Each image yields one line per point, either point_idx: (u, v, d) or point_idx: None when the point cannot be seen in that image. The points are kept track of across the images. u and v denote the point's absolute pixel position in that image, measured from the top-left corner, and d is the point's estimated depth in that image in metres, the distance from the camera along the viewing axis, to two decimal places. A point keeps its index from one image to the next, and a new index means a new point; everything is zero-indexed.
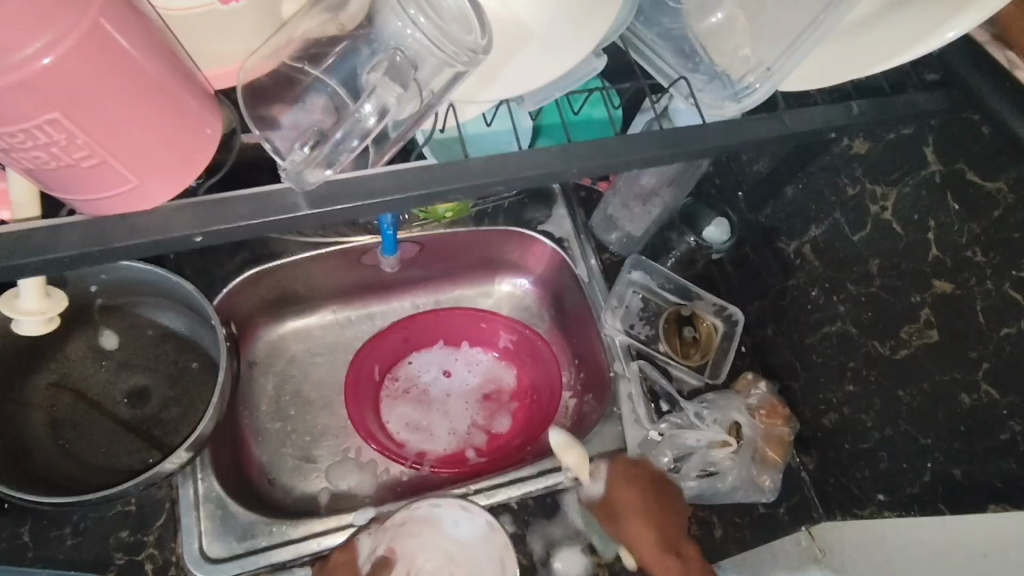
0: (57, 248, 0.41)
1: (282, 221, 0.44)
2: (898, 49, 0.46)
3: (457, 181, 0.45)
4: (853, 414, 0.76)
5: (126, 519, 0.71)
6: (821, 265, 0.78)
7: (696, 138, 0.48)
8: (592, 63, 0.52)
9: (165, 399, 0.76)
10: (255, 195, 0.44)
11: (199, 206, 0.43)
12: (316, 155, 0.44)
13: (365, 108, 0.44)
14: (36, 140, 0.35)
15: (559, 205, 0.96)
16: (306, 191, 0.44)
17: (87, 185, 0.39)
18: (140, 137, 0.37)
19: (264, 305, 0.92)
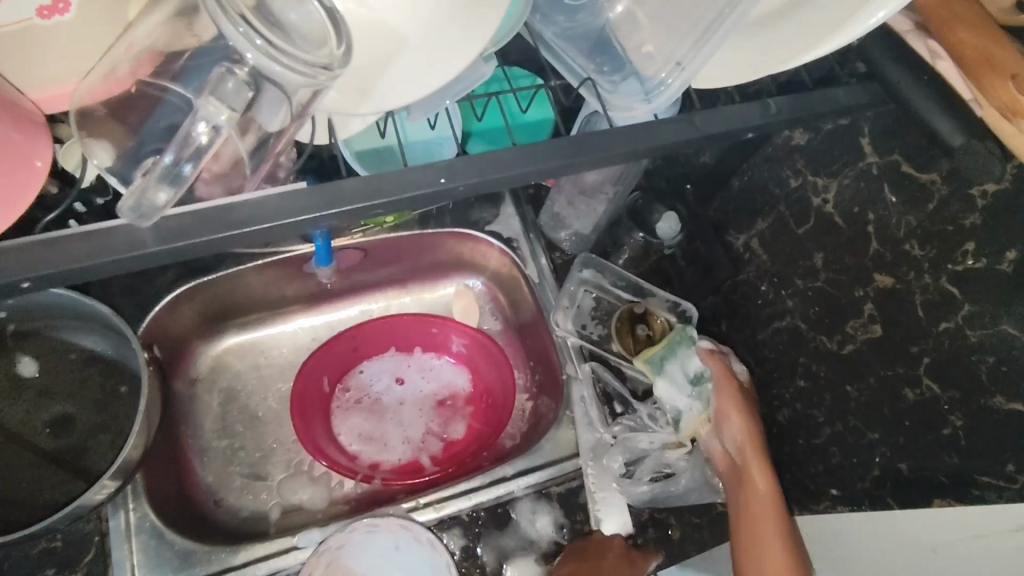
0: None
1: (134, 258, 0.44)
2: (808, 44, 0.44)
3: (363, 202, 0.45)
4: (805, 410, 0.75)
5: (50, 556, 0.67)
6: (769, 258, 0.76)
7: (601, 145, 0.47)
8: (480, 68, 0.51)
9: (90, 426, 0.72)
10: (90, 232, 0.44)
11: (31, 248, 0.43)
12: (150, 181, 0.44)
13: (200, 127, 0.45)
14: None
15: (507, 203, 0.94)
16: (153, 222, 0.44)
17: None
18: None
19: (203, 320, 0.89)
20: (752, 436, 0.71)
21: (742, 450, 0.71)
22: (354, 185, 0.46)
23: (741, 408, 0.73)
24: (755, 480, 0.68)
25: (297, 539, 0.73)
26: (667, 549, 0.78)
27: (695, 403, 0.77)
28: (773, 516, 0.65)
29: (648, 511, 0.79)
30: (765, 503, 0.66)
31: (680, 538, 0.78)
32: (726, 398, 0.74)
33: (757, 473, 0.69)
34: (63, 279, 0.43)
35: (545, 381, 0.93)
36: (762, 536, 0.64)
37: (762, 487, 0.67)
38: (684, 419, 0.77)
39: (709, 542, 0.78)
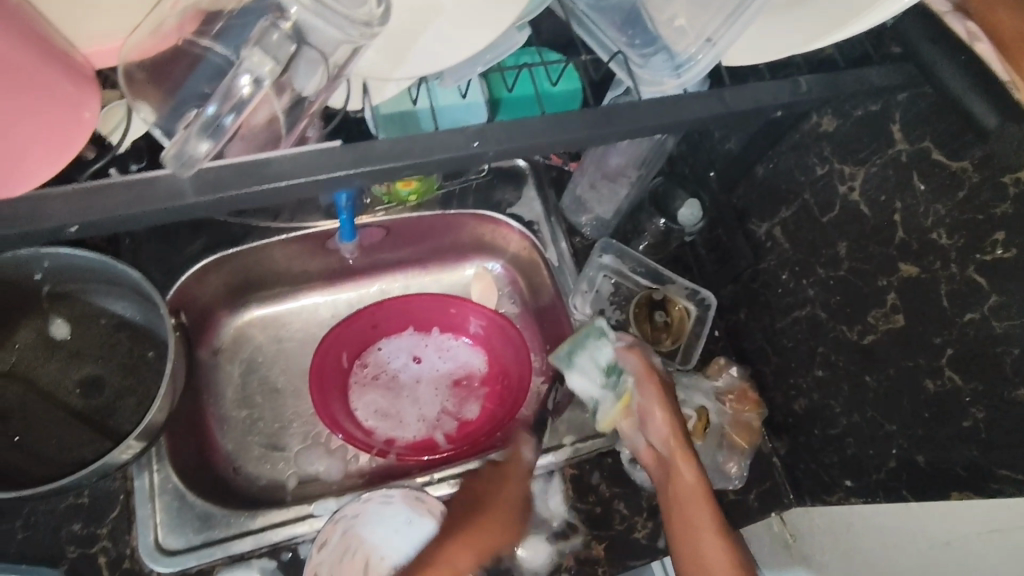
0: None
1: (168, 209, 0.44)
2: (845, 21, 0.46)
3: (409, 158, 0.46)
4: (822, 399, 0.75)
5: (77, 512, 0.70)
6: (791, 247, 0.76)
7: (628, 117, 0.47)
8: (512, 36, 0.55)
9: (118, 389, 0.74)
10: (134, 182, 0.44)
11: (74, 195, 0.43)
12: (193, 132, 0.44)
13: (241, 80, 0.44)
14: None
15: (529, 186, 0.94)
16: (195, 177, 0.44)
17: None
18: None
19: (228, 292, 0.91)
20: (675, 429, 0.67)
21: (667, 445, 0.67)
22: (383, 145, 0.46)
23: (663, 401, 0.69)
24: (680, 475, 0.65)
25: (314, 508, 0.75)
26: None
27: (609, 395, 0.74)
28: (706, 509, 0.62)
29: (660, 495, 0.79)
30: (696, 498, 0.63)
31: None
32: (649, 395, 0.70)
33: (682, 467, 0.65)
34: (103, 229, 0.44)
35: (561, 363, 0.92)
36: (698, 532, 0.61)
37: (691, 481, 0.64)
38: (601, 410, 0.75)
39: None
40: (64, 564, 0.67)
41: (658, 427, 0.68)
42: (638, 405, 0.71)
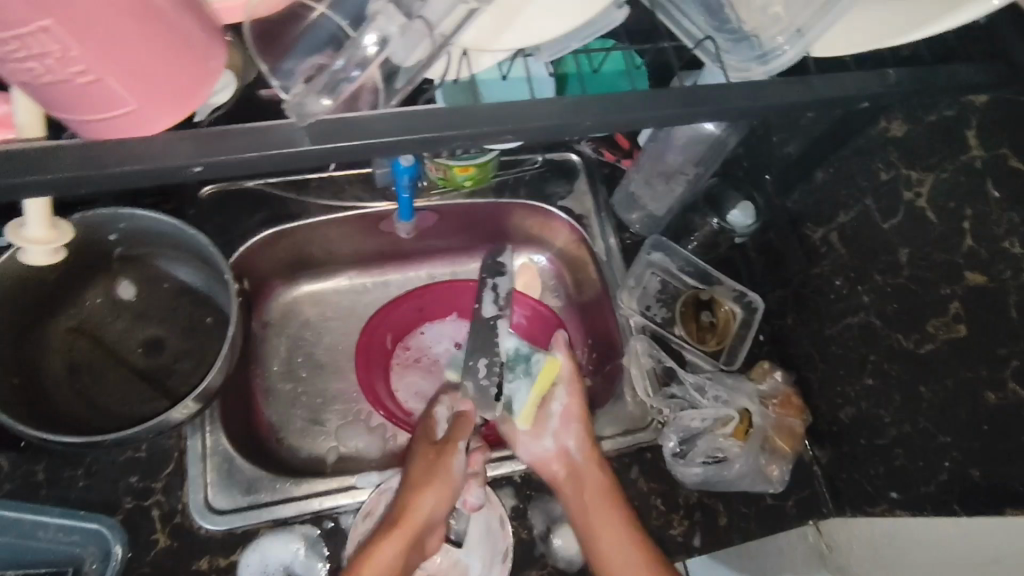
0: (53, 169, 0.37)
1: (283, 156, 0.40)
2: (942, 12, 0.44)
3: (498, 123, 0.41)
4: (871, 409, 0.74)
5: (134, 465, 0.72)
6: (848, 252, 0.75)
7: (719, 98, 0.44)
8: (612, 14, 0.48)
9: (178, 351, 0.78)
10: (254, 128, 0.40)
11: (201, 135, 0.39)
12: (316, 85, 0.41)
13: (366, 39, 0.42)
14: (30, 51, 0.31)
15: (581, 180, 0.95)
16: (309, 124, 0.40)
17: (84, 106, 0.35)
18: (137, 54, 0.33)
19: (281, 267, 0.93)
20: (590, 439, 0.76)
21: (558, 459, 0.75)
22: (450, 113, 0.41)
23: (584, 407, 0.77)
24: (587, 479, 0.73)
25: (357, 480, 0.76)
26: (713, 534, 0.78)
27: (521, 382, 0.78)
28: (609, 508, 0.71)
29: (698, 494, 0.79)
30: (608, 502, 0.71)
31: (727, 525, 0.78)
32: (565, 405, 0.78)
33: (595, 474, 0.73)
34: (225, 173, 0.40)
35: (602, 358, 0.93)
36: (597, 528, 0.70)
37: (599, 487, 0.73)
38: (516, 403, 0.78)
39: (754, 533, 0.79)
40: (120, 513, 0.70)
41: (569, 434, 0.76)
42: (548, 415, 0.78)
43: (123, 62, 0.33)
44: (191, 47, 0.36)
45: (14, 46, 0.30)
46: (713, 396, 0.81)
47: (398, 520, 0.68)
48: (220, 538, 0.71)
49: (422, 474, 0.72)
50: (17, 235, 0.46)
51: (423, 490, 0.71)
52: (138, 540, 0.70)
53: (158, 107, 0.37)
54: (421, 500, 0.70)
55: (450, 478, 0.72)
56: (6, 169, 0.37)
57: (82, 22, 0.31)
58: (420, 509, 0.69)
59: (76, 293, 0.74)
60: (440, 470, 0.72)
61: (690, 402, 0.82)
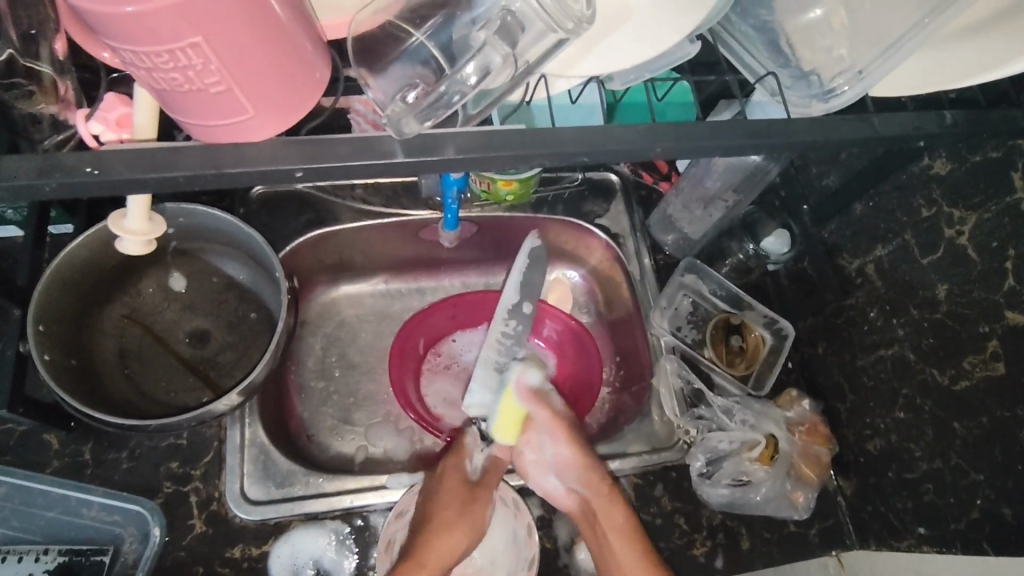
0: (174, 168, 0.40)
1: (379, 167, 0.42)
2: (989, 64, 0.46)
3: (547, 146, 0.43)
4: (900, 442, 0.74)
5: (175, 452, 0.75)
6: (883, 285, 0.76)
7: (781, 131, 0.46)
8: (685, 48, 0.50)
9: (223, 344, 0.80)
10: (355, 138, 0.42)
11: (305, 142, 0.42)
12: (415, 108, 0.43)
13: (468, 67, 0.43)
14: (177, 62, 0.34)
15: (618, 200, 0.96)
16: (402, 138, 0.42)
17: (207, 112, 0.38)
18: (260, 68, 0.36)
19: (322, 268, 0.95)
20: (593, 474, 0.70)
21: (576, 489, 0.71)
22: (529, 133, 0.43)
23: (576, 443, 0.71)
24: (606, 515, 0.69)
25: (387, 480, 0.77)
26: (734, 557, 0.78)
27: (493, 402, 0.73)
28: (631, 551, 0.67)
29: (722, 516, 0.80)
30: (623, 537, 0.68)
31: (749, 549, 0.79)
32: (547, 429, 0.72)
33: (610, 509, 0.69)
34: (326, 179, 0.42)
35: (630, 375, 0.93)
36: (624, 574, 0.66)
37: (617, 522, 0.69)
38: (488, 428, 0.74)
39: (775, 559, 0.79)
40: (160, 497, 0.73)
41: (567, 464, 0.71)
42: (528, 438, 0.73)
43: (247, 73, 0.36)
44: (304, 58, 0.39)
45: (163, 58, 0.34)
46: (740, 419, 0.82)
47: (421, 560, 0.65)
48: (254, 527, 0.73)
49: (451, 516, 0.69)
50: (118, 225, 0.50)
51: (450, 534, 0.68)
52: (176, 525, 0.72)
53: (271, 115, 0.39)
54: (445, 542, 0.67)
55: (476, 527, 0.70)
56: (131, 164, 0.40)
57: (222, 38, 0.34)
58: (446, 553, 0.67)
59: (132, 283, 0.78)
60: (467, 518, 0.70)
61: (717, 424, 0.83)
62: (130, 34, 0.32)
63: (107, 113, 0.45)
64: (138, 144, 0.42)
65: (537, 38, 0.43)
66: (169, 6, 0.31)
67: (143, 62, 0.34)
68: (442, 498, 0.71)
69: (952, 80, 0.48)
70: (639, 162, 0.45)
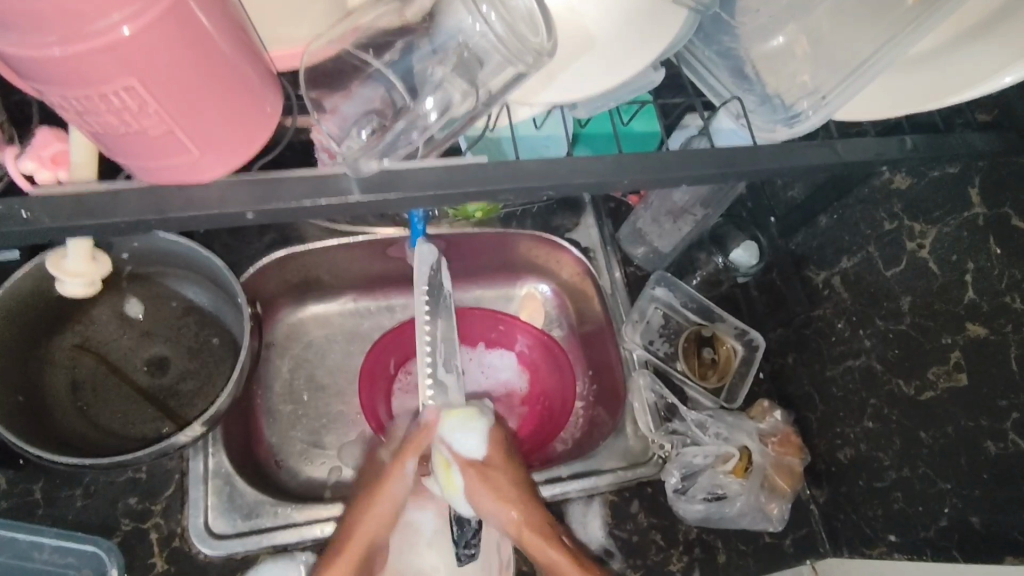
0: (116, 213, 0.39)
1: (336, 205, 0.41)
2: (943, 91, 0.47)
3: (513, 179, 0.42)
4: (869, 451, 0.75)
5: (134, 487, 0.72)
6: (849, 297, 0.77)
7: (748, 156, 0.46)
8: (649, 75, 0.49)
9: (183, 371, 0.77)
10: (311, 174, 0.41)
11: (257, 181, 0.40)
12: (374, 147, 0.42)
13: (428, 103, 0.44)
14: (110, 106, 0.32)
15: (588, 214, 0.96)
16: (359, 175, 0.41)
17: (149, 154, 0.36)
18: (201, 110, 0.35)
19: (287, 288, 0.93)
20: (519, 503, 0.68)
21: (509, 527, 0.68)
22: (493, 166, 0.42)
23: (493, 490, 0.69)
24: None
25: None
26: (711, 570, 0.78)
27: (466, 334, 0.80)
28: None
29: (698, 531, 0.80)
30: None
31: (725, 563, 0.78)
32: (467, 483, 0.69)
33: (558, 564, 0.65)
34: (282, 219, 0.41)
35: (603, 391, 0.93)
36: None
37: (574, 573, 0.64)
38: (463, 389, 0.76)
39: (751, 571, 0.79)
40: (118, 535, 0.69)
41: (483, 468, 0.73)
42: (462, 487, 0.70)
43: (190, 113, 0.34)
44: (251, 95, 0.37)
45: (95, 101, 0.32)
46: (715, 434, 0.82)
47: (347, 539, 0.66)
48: (219, 563, 0.70)
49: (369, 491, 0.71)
50: (60, 265, 0.49)
51: (371, 507, 0.69)
52: (135, 564, 0.69)
53: (220, 153, 0.38)
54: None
55: (395, 513, 0.69)
56: (66, 211, 0.38)
57: (160, 78, 0.32)
58: (366, 526, 0.67)
59: (83, 311, 0.74)
60: (359, 548, 0.66)
61: (691, 439, 0.83)
62: (59, 75, 0.31)
63: (41, 150, 0.42)
64: (79, 185, 0.40)
65: (498, 70, 0.42)
66: (91, 50, 0.30)
67: (75, 104, 0.33)
68: (364, 514, 0.69)
69: (908, 105, 0.49)
70: (608, 191, 0.44)
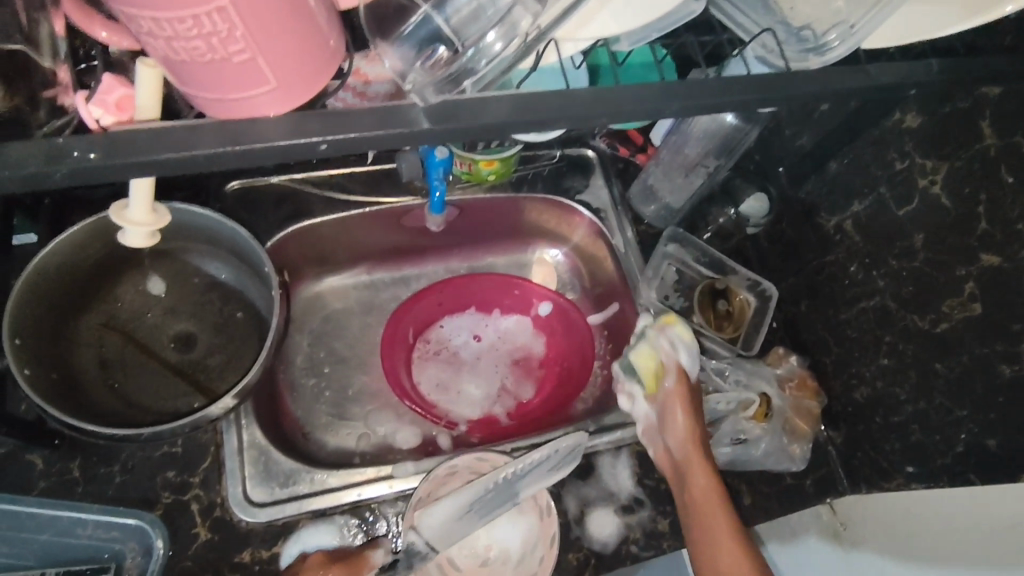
0: (192, 147, 0.39)
1: (401, 135, 0.42)
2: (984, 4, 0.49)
3: (565, 110, 0.44)
4: (886, 388, 0.77)
5: (171, 461, 0.72)
6: (862, 240, 0.79)
7: (786, 84, 0.47)
8: (690, 4, 0.49)
9: (212, 346, 0.77)
10: (373, 109, 0.43)
11: (323, 115, 0.42)
12: (443, 76, 0.44)
13: (490, 35, 0.43)
14: (201, 31, 0.33)
15: (597, 174, 0.97)
16: (426, 105, 0.43)
17: (227, 83, 0.37)
18: (281, 36, 0.36)
19: (304, 262, 0.93)
20: (693, 435, 0.69)
21: (679, 438, 0.69)
22: (550, 96, 0.44)
23: (685, 405, 0.70)
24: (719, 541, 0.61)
25: (393, 469, 0.76)
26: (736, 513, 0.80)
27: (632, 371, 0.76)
28: (729, 528, 0.61)
29: (724, 474, 0.82)
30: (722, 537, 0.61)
31: (751, 504, 0.81)
32: (676, 390, 0.71)
33: (716, 517, 0.63)
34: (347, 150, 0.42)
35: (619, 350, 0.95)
36: (705, 516, 0.63)
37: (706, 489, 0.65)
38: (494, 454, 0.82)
39: (775, 512, 0.81)
40: (159, 509, 0.70)
41: (669, 433, 0.70)
42: (666, 391, 0.72)
43: (270, 41, 0.35)
44: (319, 26, 0.38)
45: (187, 26, 0.33)
46: (733, 379, 0.85)
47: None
48: (261, 530, 0.71)
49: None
50: (121, 215, 0.49)
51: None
52: (179, 535, 0.69)
53: (293, 85, 0.39)
54: None
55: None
56: (122, 152, 0.39)
57: (252, 2, 0.33)
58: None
59: (106, 290, 0.74)
60: None
61: (712, 386, 0.85)
62: (154, 1, 0.31)
63: (106, 96, 0.43)
64: (133, 127, 0.41)
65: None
66: None
67: (163, 31, 0.33)
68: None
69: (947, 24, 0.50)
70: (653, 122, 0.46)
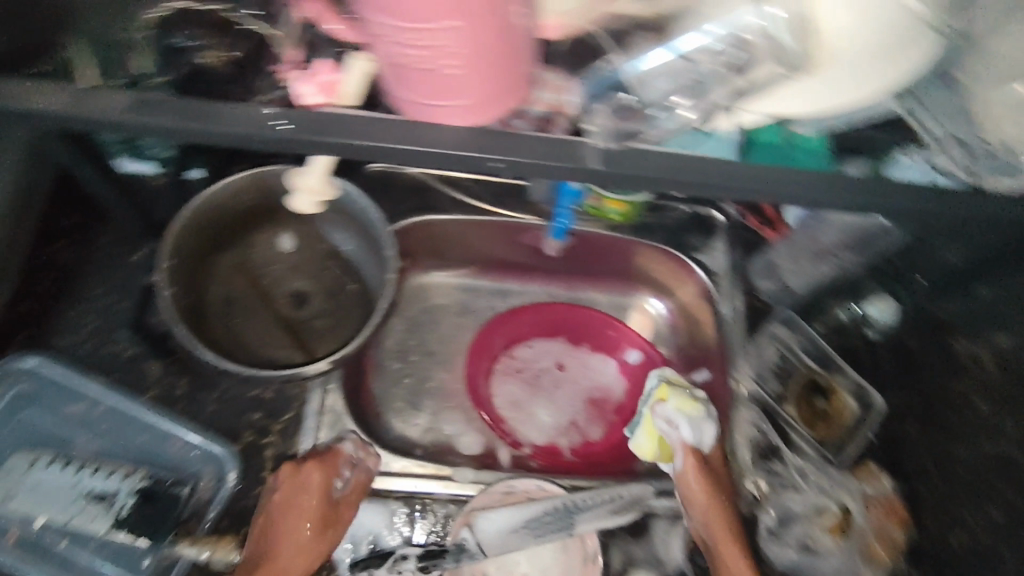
0: (365, 137, 0.46)
1: (559, 168, 0.47)
2: None
3: (729, 186, 0.48)
4: (990, 546, 0.66)
5: (259, 404, 0.78)
6: (1004, 377, 0.68)
7: None
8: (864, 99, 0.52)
9: (319, 309, 0.83)
10: (543, 141, 0.47)
11: (489, 137, 0.47)
12: (625, 125, 0.49)
13: (676, 96, 0.49)
14: (432, 42, 0.39)
15: (719, 238, 0.96)
16: (605, 149, 0.48)
17: (430, 90, 0.43)
18: (489, 60, 0.41)
19: (418, 252, 0.98)
20: (718, 517, 0.71)
21: (707, 514, 0.72)
22: (717, 162, 0.49)
23: (710, 491, 0.73)
24: None
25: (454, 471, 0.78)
26: None
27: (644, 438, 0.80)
28: None
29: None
30: None
31: None
32: (687, 468, 0.74)
33: None
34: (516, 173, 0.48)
35: None
36: None
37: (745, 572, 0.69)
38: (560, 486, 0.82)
39: None
40: (239, 443, 0.76)
41: (690, 501, 0.73)
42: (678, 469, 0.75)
43: (483, 62, 0.41)
44: (519, 60, 0.44)
45: (422, 37, 0.38)
46: (816, 483, 0.83)
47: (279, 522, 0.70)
48: None
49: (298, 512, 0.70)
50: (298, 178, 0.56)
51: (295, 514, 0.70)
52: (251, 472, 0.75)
53: (480, 102, 0.45)
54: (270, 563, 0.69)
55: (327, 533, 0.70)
56: (312, 128, 0.47)
57: (480, 30, 0.39)
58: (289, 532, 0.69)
59: (246, 236, 0.81)
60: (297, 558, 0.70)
61: (790, 484, 0.84)
62: (407, 12, 0.37)
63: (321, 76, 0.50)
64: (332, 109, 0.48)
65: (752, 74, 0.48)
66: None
67: (402, 39, 0.39)
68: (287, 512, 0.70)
69: None
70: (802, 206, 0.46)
